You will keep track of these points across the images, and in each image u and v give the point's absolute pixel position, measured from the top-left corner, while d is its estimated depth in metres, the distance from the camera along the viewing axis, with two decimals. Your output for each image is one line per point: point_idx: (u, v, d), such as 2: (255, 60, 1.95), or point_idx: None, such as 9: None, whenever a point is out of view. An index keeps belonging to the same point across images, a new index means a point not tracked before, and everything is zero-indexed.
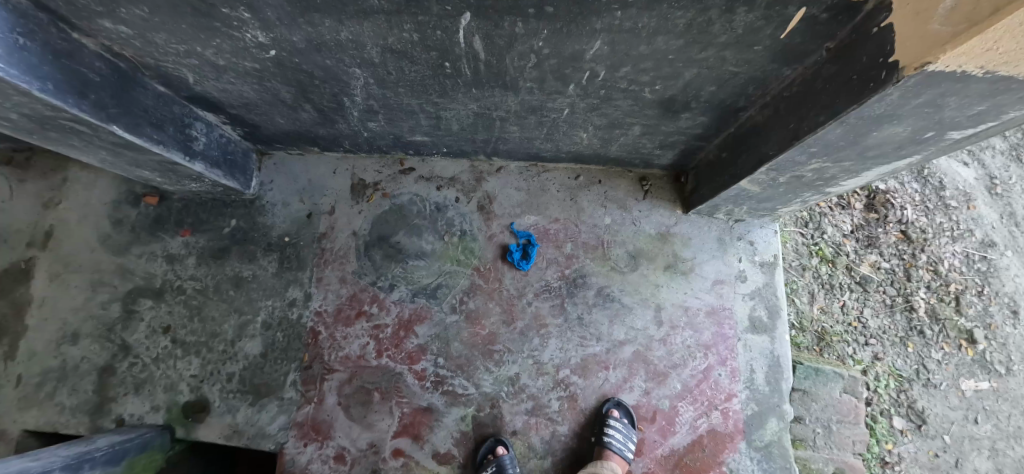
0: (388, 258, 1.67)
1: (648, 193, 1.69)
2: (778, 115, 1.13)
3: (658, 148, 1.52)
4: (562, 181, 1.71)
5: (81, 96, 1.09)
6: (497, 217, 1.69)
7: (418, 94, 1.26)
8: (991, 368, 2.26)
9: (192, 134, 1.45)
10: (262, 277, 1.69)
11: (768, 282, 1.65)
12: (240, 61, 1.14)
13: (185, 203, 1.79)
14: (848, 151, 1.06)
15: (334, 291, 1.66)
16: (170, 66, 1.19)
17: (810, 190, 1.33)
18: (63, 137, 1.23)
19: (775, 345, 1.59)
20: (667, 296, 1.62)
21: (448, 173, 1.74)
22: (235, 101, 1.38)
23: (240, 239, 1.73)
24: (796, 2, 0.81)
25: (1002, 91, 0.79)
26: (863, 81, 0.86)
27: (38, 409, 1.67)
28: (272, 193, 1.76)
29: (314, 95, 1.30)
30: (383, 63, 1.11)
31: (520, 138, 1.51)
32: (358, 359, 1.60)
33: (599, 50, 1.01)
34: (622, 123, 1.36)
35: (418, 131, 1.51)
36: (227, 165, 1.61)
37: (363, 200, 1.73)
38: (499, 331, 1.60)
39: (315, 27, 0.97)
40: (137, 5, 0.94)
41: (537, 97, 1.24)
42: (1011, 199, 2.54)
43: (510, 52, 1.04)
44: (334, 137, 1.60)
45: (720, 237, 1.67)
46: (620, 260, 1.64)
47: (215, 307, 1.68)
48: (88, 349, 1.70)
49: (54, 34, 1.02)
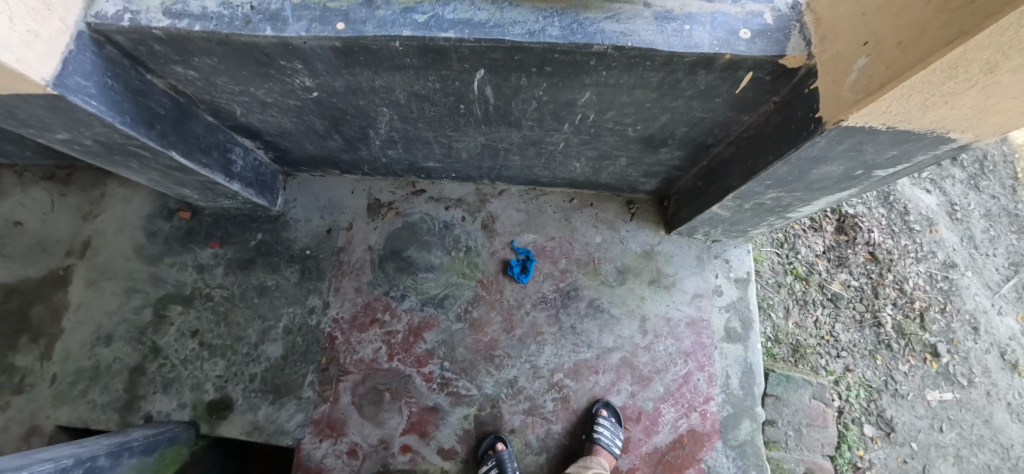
0: (400, 271, 1.84)
1: (634, 215, 1.89)
2: (740, 153, 1.34)
3: (642, 176, 1.72)
4: (558, 203, 1.91)
5: (149, 126, 1.28)
6: (499, 235, 1.87)
7: (435, 129, 1.46)
8: (954, 380, 2.44)
9: (233, 157, 1.64)
10: (285, 286, 1.86)
11: (741, 296, 1.83)
12: (285, 99, 1.34)
13: (215, 218, 1.97)
14: (797, 184, 1.26)
15: (350, 300, 1.82)
16: (223, 101, 1.39)
17: (773, 215, 1.53)
18: (125, 160, 1.42)
19: (748, 353, 1.77)
20: (650, 308, 1.80)
21: (456, 195, 1.93)
22: (273, 130, 1.58)
23: (265, 251, 1.90)
24: (743, 67, 1.03)
25: (905, 140, 1.00)
26: (798, 129, 1.07)
27: (71, 406, 1.80)
28: (296, 210, 1.95)
29: (343, 128, 1.50)
30: (407, 104, 1.32)
31: (521, 166, 1.71)
32: (371, 362, 1.76)
33: (588, 98, 1.21)
34: (610, 155, 1.56)
35: (431, 158, 1.71)
36: (259, 185, 1.80)
37: (378, 218, 1.91)
38: (500, 337, 1.76)
39: (355, 77, 1.18)
40: (208, 56, 1.15)
41: (536, 133, 1.44)
42: (970, 224, 2.77)
43: (515, 98, 1.25)
44: (355, 161, 1.79)
45: (698, 255, 1.86)
46: (609, 274, 1.83)
47: (241, 313, 1.84)
48: (120, 350, 1.84)
49: (134, 76, 1.22)
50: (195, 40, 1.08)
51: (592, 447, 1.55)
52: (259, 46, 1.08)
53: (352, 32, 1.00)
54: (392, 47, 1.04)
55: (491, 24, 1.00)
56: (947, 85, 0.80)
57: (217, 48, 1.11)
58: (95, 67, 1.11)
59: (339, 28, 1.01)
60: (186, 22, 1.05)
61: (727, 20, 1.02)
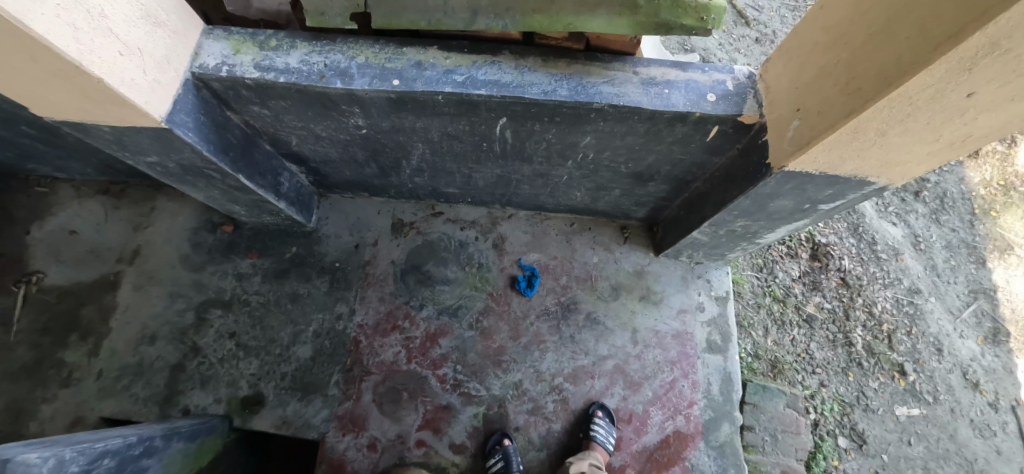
0: (419, 283, 2.07)
1: (627, 239, 2.15)
2: (713, 188, 1.61)
3: (634, 205, 1.99)
4: (560, 227, 2.17)
5: (224, 154, 1.54)
6: (508, 253, 2.12)
7: (459, 161, 1.73)
8: (921, 397, 2.65)
9: (281, 180, 1.89)
10: (315, 294, 2.07)
11: (721, 312, 2.07)
12: (337, 134, 1.60)
13: (254, 232, 2.20)
14: (759, 215, 1.53)
15: (374, 308, 2.04)
16: (283, 134, 1.65)
17: (745, 241, 1.79)
18: (195, 180, 1.66)
19: (727, 363, 2.00)
20: (641, 321, 2.03)
21: (470, 217, 2.19)
22: (319, 158, 1.83)
23: (299, 262, 2.13)
24: (711, 122, 1.32)
25: (837, 182, 1.28)
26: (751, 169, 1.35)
27: (115, 399, 1.97)
28: (327, 227, 2.19)
29: (381, 158, 1.77)
30: (439, 141, 1.59)
31: (530, 194, 1.97)
32: (392, 364, 1.96)
33: (589, 141, 1.49)
34: (606, 187, 1.83)
35: (452, 185, 1.97)
36: (298, 204, 2.04)
37: (401, 236, 2.16)
38: (507, 344, 1.98)
39: (401, 119, 1.45)
40: (283, 100, 1.42)
41: (544, 167, 1.71)
42: (932, 254, 3.05)
43: (529, 139, 1.52)
44: (384, 186, 2.05)
45: (683, 275, 2.12)
46: (604, 290, 2.06)
47: (274, 318, 2.05)
48: (163, 349, 2.04)
49: (218, 112, 1.48)
50: (277, 88, 1.36)
51: (589, 443, 1.73)
52: (329, 95, 1.35)
53: (405, 87, 1.28)
54: (435, 98, 1.31)
55: (514, 84, 1.28)
56: (855, 143, 1.07)
57: (293, 94, 1.38)
58: (193, 106, 1.38)
59: (395, 84, 1.29)
60: (272, 74, 1.32)
61: (698, 86, 1.31)
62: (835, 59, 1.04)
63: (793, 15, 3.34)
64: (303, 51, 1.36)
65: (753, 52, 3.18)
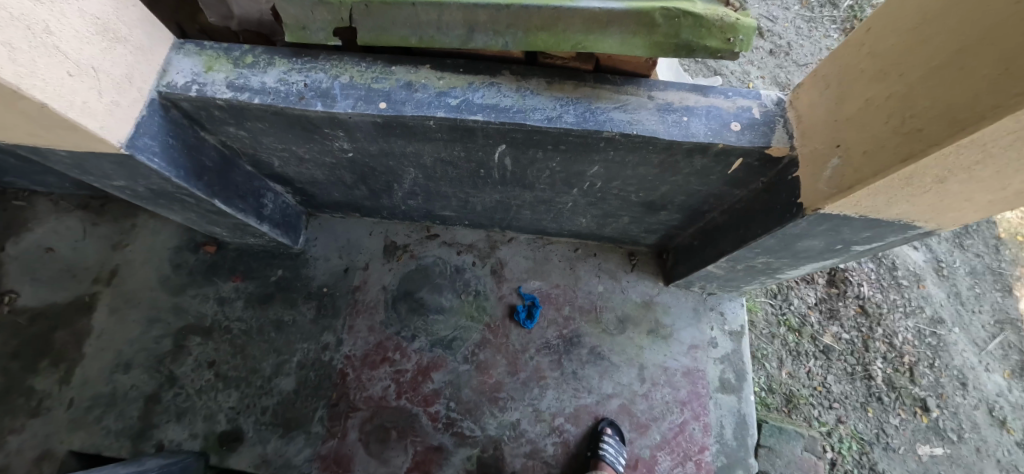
0: (411, 311, 1.93)
1: (635, 266, 2.01)
2: (732, 221, 1.46)
3: (644, 232, 1.85)
4: (563, 252, 2.02)
5: (198, 178, 1.40)
6: (507, 280, 1.97)
7: (455, 186, 1.58)
8: (944, 435, 2.49)
9: (264, 202, 1.75)
10: (301, 322, 1.94)
11: (735, 348, 1.93)
12: (322, 157, 1.46)
13: (239, 252, 2.07)
14: (784, 253, 1.38)
15: (363, 338, 1.90)
16: (264, 155, 1.51)
17: (765, 276, 1.63)
18: (168, 203, 1.53)
19: (741, 405, 1.85)
20: (649, 357, 1.88)
21: (467, 240, 2.05)
22: (305, 179, 1.70)
23: (284, 286, 2.00)
24: (734, 154, 1.17)
25: (877, 225, 1.13)
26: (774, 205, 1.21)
27: (86, 431, 1.85)
28: (315, 248, 2.05)
29: (370, 181, 1.62)
30: (433, 167, 1.44)
31: (531, 219, 1.83)
32: (381, 399, 1.82)
33: (596, 171, 1.33)
34: (614, 215, 1.69)
35: (448, 208, 1.83)
36: (283, 225, 1.90)
37: (393, 260, 2.02)
38: (504, 380, 1.83)
39: (390, 144, 1.31)
40: (261, 121, 1.28)
41: (546, 195, 1.57)
42: (956, 280, 2.89)
43: (531, 167, 1.37)
44: (376, 207, 1.91)
45: (695, 307, 1.97)
46: (610, 323, 1.91)
47: (257, 347, 1.92)
48: (138, 378, 1.92)
49: (191, 134, 1.34)
50: (252, 110, 1.22)
51: (597, 463, 1.61)
52: (309, 118, 1.22)
53: (392, 111, 1.14)
54: (426, 124, 1.18)
55: (514, 109, 1.14)
56: (907, 189, 0.93)
57: (270, 117, 1.24)
58: (160, 128, 1.24)
59: (381, 107, 1.15)
60: (247, 94, 1.19)
61: (720, 113, 1.17)
62: (885, 92, 0.89)
63: (810, 26, 3.17)
64: (280, 69, 1.22)
65: (768, 65, 3.02)
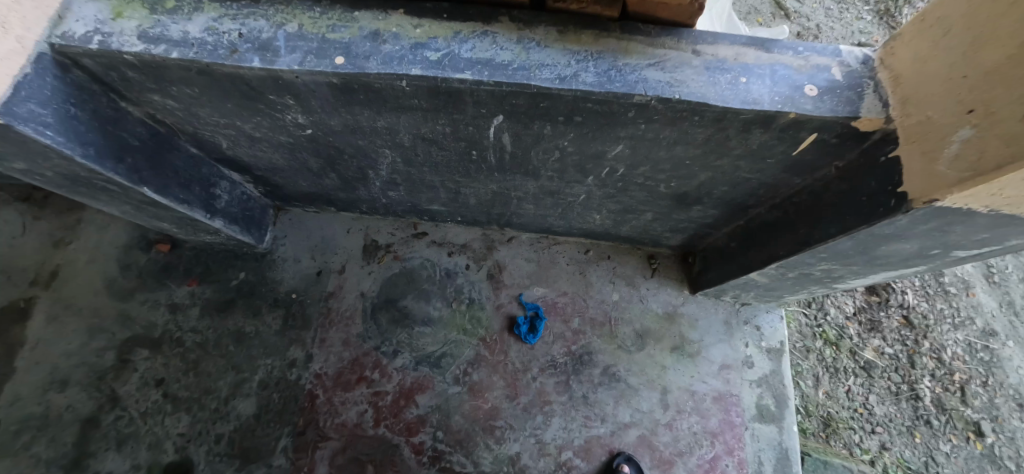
0: (394, 323, 1.63)
1: (656, 271, 1.72)
2: (790, 217, 1.16)
3: (668, 231, 1.56)
4: (572, 254, 1.72)
5: (119, 161, 1.10)
6: (506, 286, 1.68)
7: (442, 173, 1.28)
8: (1001, 464, 2.18)
9: (216, 192, 1.46)
10: (264, 334, 1.65)
11: (775, 369, 1.64)
12: (275, 135, 1.16)
13: (197, 252, 1.79)
14: (856, 258, 1.08)
15: (336, 354, 1.61)
16: (207, 134, 1.22)
17: (818, 285, 1.34)
18: (91, 192, 1.24)
19: (783, 437, 1.56)
20: (673, 379, 1.58)
21: (460, 240, 1.75)
22: (263, 165, 1.41)
23: (247, 292, 1.71)
24: (807, 128, 0.88)
25: (1005, 224, 0.83)
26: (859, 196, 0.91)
27: (12, 460, 1.52)
28: (284, 248, 1.76)
29: (340, 167, 1.33)
30: (412, 147, 1.14)
31: (536, 215, 1.54)
32: (355, 427, 1.53)
33: (620, 152, 1.03)
34: (635, 210, 1.40)
35: (436, 202, 1.53)
36: (244, 221, 1.61)
37: (373, 262, 1.72)
38: (501, 405, 1.53)
39: (354, 115, 1.00)
40: (188, 86, 0.98)
41: (555, 184, 1.27)
42: (1008, 287, 2.56)
43: (535, 147, 1.05)
44: (352, 200, 1.62)
45: (726, 320, 1.67)
46: (626, 338, 1.62)
47: (213, 363, 1.64)
48: (74, 397, 1.62)
49: (104, 103, 1.05)
50: (173, 68, 0.93)
51: None
52: (245, 78, 0.91)
53: (351, 68, 0.84)
54: (398, 87, 0.87)
55: (515, 65, 0.84)
56: None
57: (197, 78, 0.94)
58: (55, 93, 0.93)
59: (337, 63, 0.85)
60: (163, 47, 0.89)
61: (789, 74, 0.87)
62: None
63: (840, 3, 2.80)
64: (210, 16, 0.93)
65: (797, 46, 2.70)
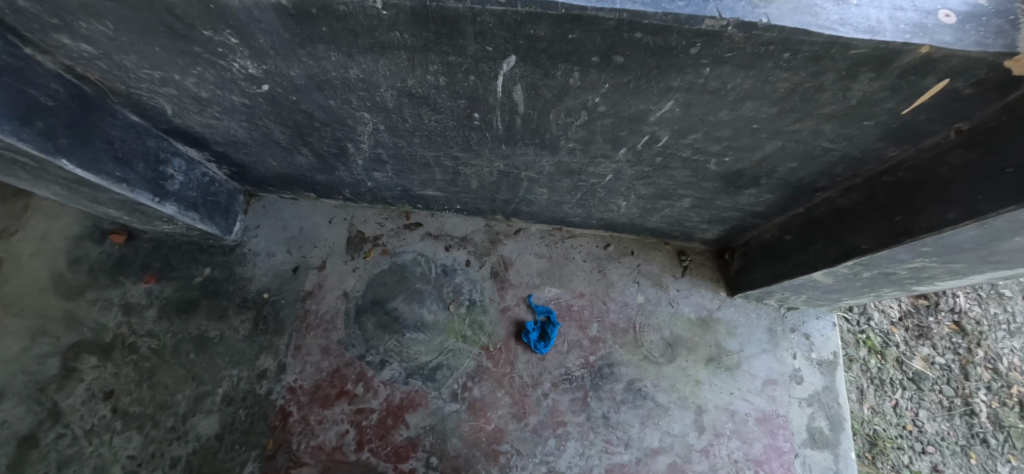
0: (381, 328, 1.39)
1: (687, 269, 1.47)
2: (880, 201, 0.91)
3: (705, 222, 1.32)
4: (590, 249, 1.48)
5: (25, 123, 0.86)
6: (512, 286, 1.43)
7: (437, 146, 1.04)
8: None
9: (167, 171, 1.22)
10: (230, 340, 1.41)
11: (827, 385, 1.39)
12: (226, 94, 0.92)
13: (157, 245, 1.55)
14: (968, 254, 0.83)
15: (313, 364, 1.37)
16: (144, 95, 0.99)
17: (894, 287, 1.10)
18: (6, 167, 1.01)
19: (840, 466, 1.30)
20: (709, 397, 1.34)
21: (459, 232, 1.50)
22: (222, 138, 1.17)
23: (212, 291, 1.47)
24: (939, 71, 0.63)
25: None
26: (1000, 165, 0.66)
27: None
28: (256, 240, 1.52)
29: (312, 139, 1.08)
30: (398, 109, 0.90)
31: (549, 203, 1.29)
32: (333, 452, 1.28)
33: (668, 112, 0.79)
34: (672, 195, 1.15)
35: (430, 186, 1.28)
36: (206, 208, 1.37)
37: (359, 256, 1.48)
38: (507, 427, 1.29)
39: (318, 61, 0.76)
40: (99, 20, 0.74)
41: (576, 161, 1.03)
42: None
43: (556, 106, 0.81)
44: (333, 184, 1.38)
45: (771, 327, 1.43)
46: (654, 347, 1.38)
47: (170, 373, 1.40)
48: (8, 411, 1.37)
49: (1, 47, 0.81)
50: None
51: None
52: (164, 2, 0.66)
53: None
54: (371, 13, 0.62)
55: None
56: None
57: (105, 4, 0.69)
58: None
59: None
60: None
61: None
62: None
63: None
64: None
65: None
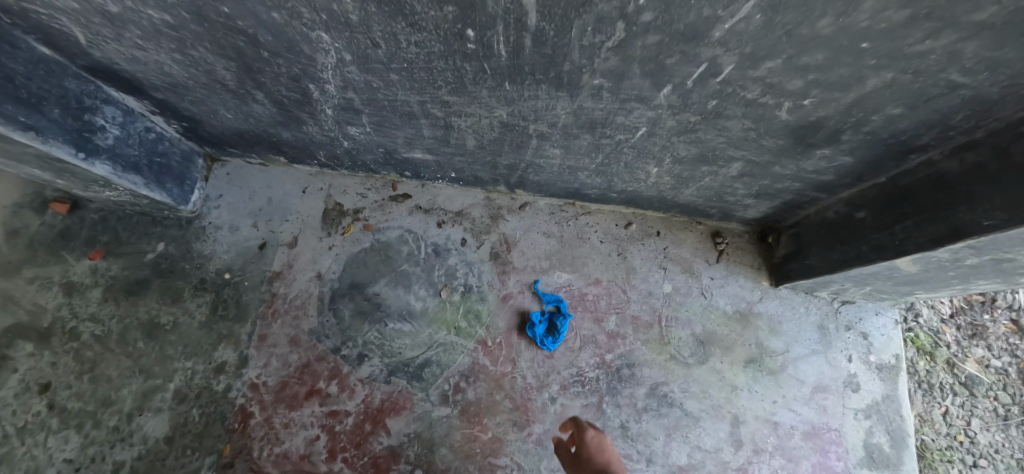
0: (360, 316, 1.18)
1: (723, 254, 1.24)
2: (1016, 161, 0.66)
3: (751, 197, 1.09)
4: (608, 229, 1.24)
5: None
6: (515, 270, 1.21)
7: (421, 87, 0.81)
8: None
9: (95, 121, 1.00)
10: (184, 327, 1.20)
11: (888, 394, 1.17)
12: (140, 6, 0.71)
13: (106, 217, 1.34)
14: None
15: (280, 357, 1.17)
16: (44, 13, 0.77)
17: (995, 278, 0.88)
18: None
19: None
20: (747, 406, 1.12)
21: (455, 206, 1.27)
22: (159, 79, 0.95)
23: (165, 269, 1.26)
24: None
25: None
26: None
27: None
28: (217, 212, 1.30)
29: (264, 78, 0.86)
30: (366, 27, 0.67)
31: (562, 169, 1.06)
32: (300, 462, 1.08)
33: (745, 22, 0.55)
34: (719, 157, 0.91)
35: (417, 146, 1.05)
36: (153, 170, 1.15)
37: (336, 232, 1.26)
38: (507, 436, 1.08)
39: None
40: None
41: (601, 107, 0.79)
42: None
43: (582, 16, 0.58)
44: (303, 144, 1.15)
45: (822, 324, 1.20)
46: (683, 346, 1.16)
47: (116, 364, 1.19)
48: None
49: None
50: None
51: None
52: None
53: None
54: None
55: None
56: None
57: None
58: None
59: None
60: None
61: None
62: None
63: None
64: None
65: None
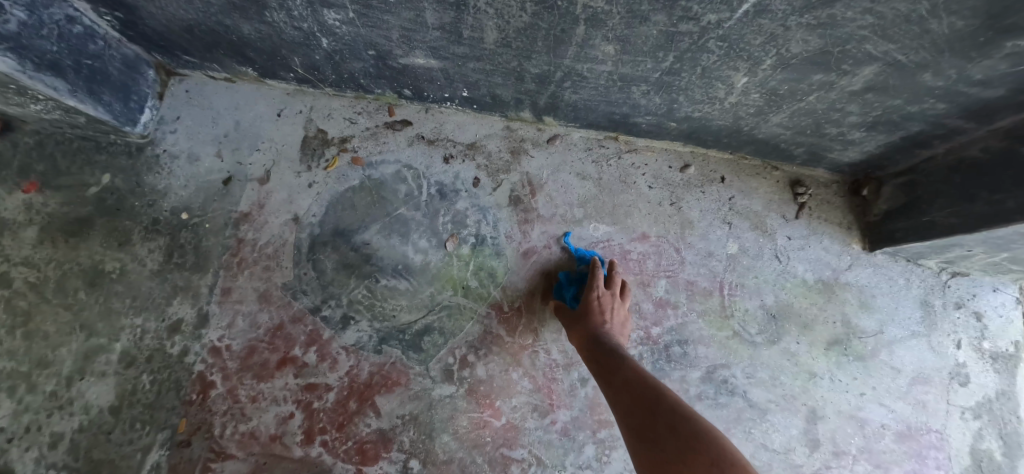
0: (345, 269, 0.95)
1: (805, 208, 0.98)
2: None
3: (861, 129, 0.81)
4: (659, 172, 0.98)
5: None
6: (540, 219, 0.96)
7: None
8: None
9: None
10: (134, 277, 0.96)
11: (1004, 390, 0.91)
12: None
13: (43, 142, 1.00)
14: None
15: (247, 317, 0.95)
16: None
17: None
18: None
19: None
20: (828, 399, 0.89)
21: (465, 137, 1.01)
22: None
23: (112, 206, 1.00)
24: None
25: None
26: None
27: None
28: (173, 137, 1.05)
29: None
30: None
31: (610, 81, 0.80)
32: (269, 444, 0.88)
33: None
34: (848, 57, 0.63)
35: (418, 43, 0.79)
36: (82, 75, 0.88)
37: (318, 166, 1.02)
38: (525, 424, 0.87)
39: None
40: None
41: None
42: None
43: None
44: (270, 44, 0.89)
45: (924, 301, 0.95)
46: (749, 322, 0.92)
47: (54, 319, 0.92)
48: None
49: None
50: None
51: None
52: None
53: None
54: None
55: None
56: None
57: None
58: None
59: None
60: None
61: None
62: None
63: None
64: None
65: None
